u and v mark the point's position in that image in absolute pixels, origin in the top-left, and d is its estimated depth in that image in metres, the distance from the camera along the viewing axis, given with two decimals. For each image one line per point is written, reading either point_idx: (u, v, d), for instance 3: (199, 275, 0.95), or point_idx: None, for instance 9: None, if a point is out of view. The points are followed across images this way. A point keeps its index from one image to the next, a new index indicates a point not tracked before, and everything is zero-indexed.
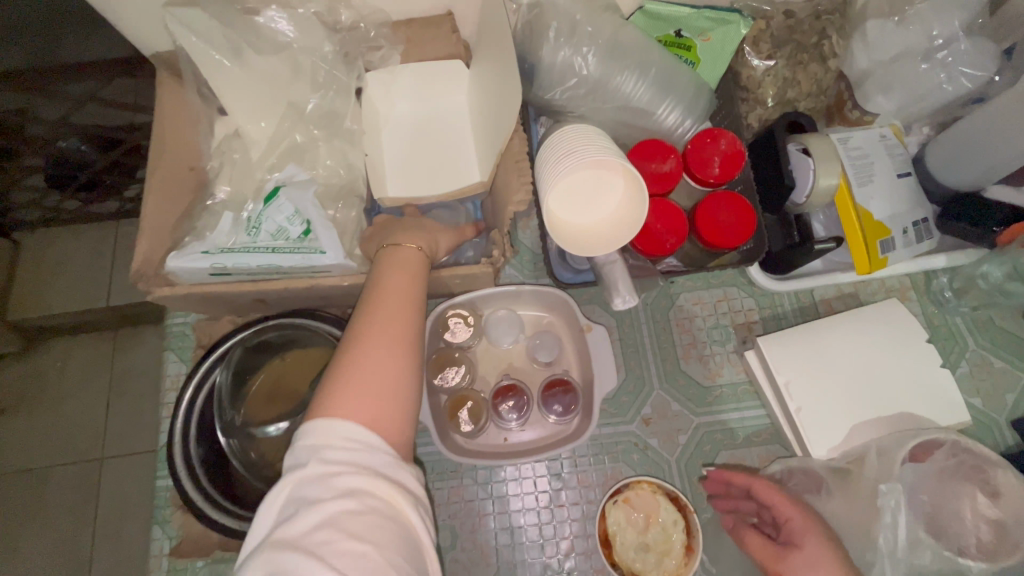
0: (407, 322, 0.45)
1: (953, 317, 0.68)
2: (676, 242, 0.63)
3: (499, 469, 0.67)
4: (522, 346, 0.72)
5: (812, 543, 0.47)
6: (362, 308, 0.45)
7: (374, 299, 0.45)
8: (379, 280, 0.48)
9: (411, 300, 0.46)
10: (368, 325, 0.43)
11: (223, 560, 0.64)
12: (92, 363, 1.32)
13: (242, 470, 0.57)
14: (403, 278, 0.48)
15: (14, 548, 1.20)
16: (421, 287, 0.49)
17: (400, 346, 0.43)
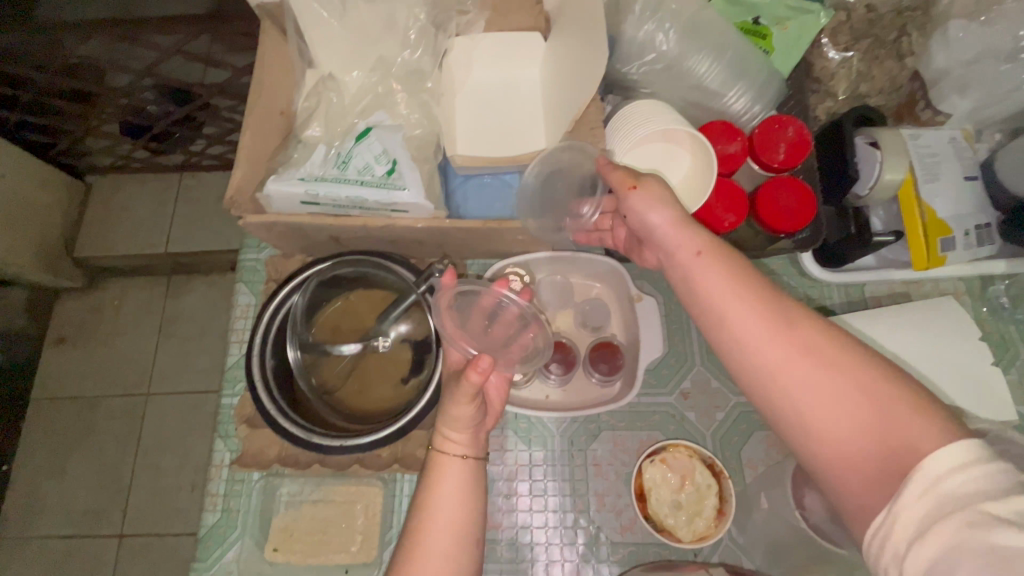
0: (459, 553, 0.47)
1: (1007, 325, 0.69)
2: (734, 221, 0.65)
3: (539, 422, 0.71)
4: (571, 314, 0.75)
5: (751, 325, 0.43)
6: (422, 507, 0.49)
7: (435, 508, 0.49)
8: (436, 482, 0.50)
9: (463, 528, 0.48)
10: (423, 533, 0.47)
11: (278, 475, 0.69)
12: (149, 302, 1.40)
13: (309, 391, 0.63)
14: (452, 489, 0.50)
15: (64, 466, 1.29)
16: (470, 492, 0.50)
17: (448, 549, 0.47)
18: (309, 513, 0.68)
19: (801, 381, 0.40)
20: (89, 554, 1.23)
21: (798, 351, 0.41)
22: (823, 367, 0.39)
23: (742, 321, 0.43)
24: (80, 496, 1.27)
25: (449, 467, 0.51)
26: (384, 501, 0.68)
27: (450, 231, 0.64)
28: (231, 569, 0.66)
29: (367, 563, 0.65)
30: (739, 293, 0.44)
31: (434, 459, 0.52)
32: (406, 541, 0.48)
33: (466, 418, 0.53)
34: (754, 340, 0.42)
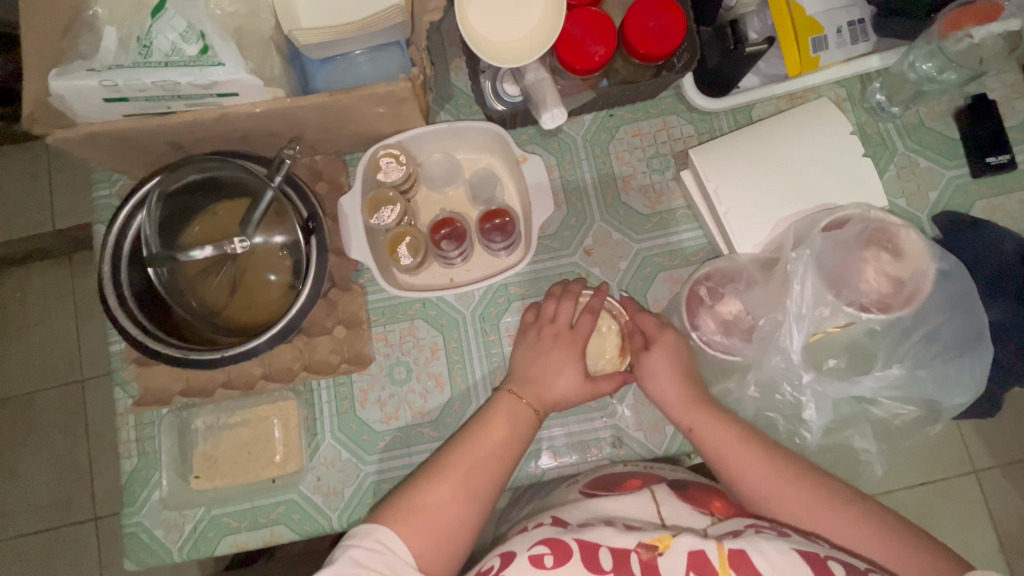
0: (486, 478, 0.50)
1: (885, 123, 0.69)
2: (604, 54, 0.61)
3: (447, 305, 0.70)
4: (463, 190, 0.71)
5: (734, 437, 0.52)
6: (463, 437, 0.53)
7: (480, 437, 0.53)
8: (493, 413, 0.55)
9: (506, 461, 0.53)
10: (483, 455, 0.51)
11: (187, 409, 0.66)
12: (55, 287, 1.25)
13: (186, 315, 0.59)
14: (502, 424, 0.54)
15: (14, 468, 1.20)
16: (518, 434, 0.54)
17: (482, 468, 0.51)
18: (230, 438, 0.66)
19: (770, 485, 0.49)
20: (66, 541, 1.18)
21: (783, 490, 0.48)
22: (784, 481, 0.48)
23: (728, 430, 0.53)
24: (39, 491, 1.20)
25: (514, 406, 0.56)
26: (303, 411, 0.67)
27: (298, 113, 0.58)
28: (161, 506, 0.65)
29: (296, 472, 0.65)
30: (706, 417, 0.54)
31: (495, 399, 0.57)
32: (456, 450, 0.52)
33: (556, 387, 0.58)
34: (712, 435, 0.53)
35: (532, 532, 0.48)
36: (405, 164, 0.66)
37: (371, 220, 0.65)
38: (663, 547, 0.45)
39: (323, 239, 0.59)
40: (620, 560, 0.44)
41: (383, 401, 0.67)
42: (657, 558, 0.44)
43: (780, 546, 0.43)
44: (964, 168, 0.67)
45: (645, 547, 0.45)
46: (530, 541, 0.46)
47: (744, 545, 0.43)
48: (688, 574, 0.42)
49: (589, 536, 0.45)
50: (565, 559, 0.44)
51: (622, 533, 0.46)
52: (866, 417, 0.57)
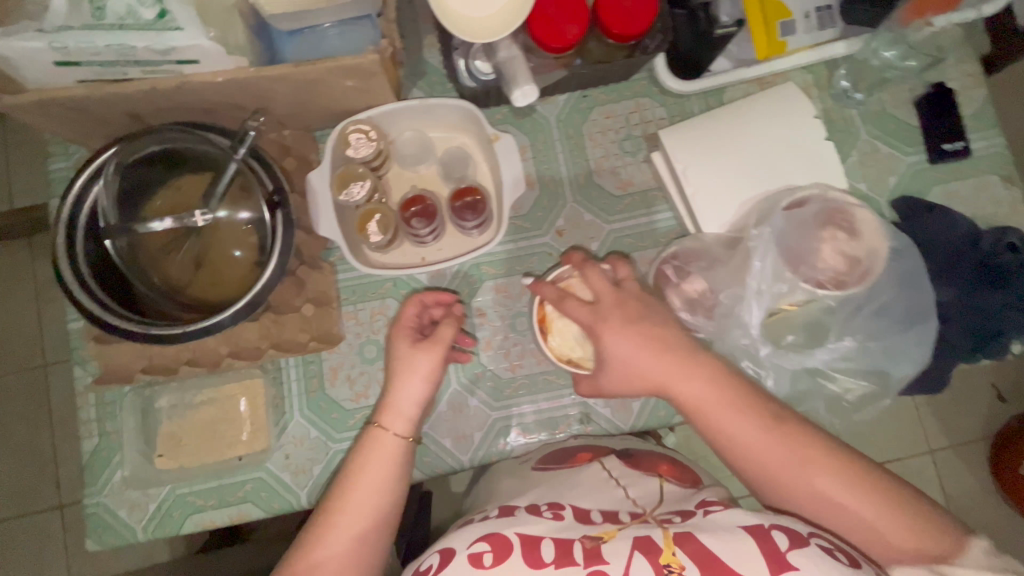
0: (371, 529, 0.51)
1: (850, 109, 0.71)
2: (577, 32, 0.61)
3: (418, 284, 0.70)
4: (435, 169, 0.70)
5: (701, 393, 0.51)
6: (343, 489, 0.53)
7: (363, 485, 0.52)
8: (367, 457, 0.54)
9: (384, 490, 0.53)
10: (352, 503, 0.51)
11: (150, 388, 0.65)
12: (12, 269, 1.20)
13: (148, 291, 0.58)
14: (381, 469, 0.53)
15: None
16: (400, 470, 0.54)
17: (364, 520, 0.51)
18: (195, 418, 0.65)
19: (773, 456, 0.49)
20: (28, 531, 1.15)
21: (789, 465, 0.48)
22: (796, 455, 0.48)
23: (729, 418, 0.50)
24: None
25: (387, 444, 0.55)
26: (270, 390, 0.66)
27: (264, 83, 0.56)
28: (123, 486, 0.64)
29: (264, 450, 0.64)
30: (689, 384, 0.51)
31: (370, 439, 0.55)
32: (333, 499, 0.52)
33: (409, 400, 0.57)
34: (724, 417, 0.50)
35: (474, 526, 0.49)
36: (374, 139, 0.65)
37: (340, 197, 0.64)
38: (608, 537, 0.46)
39: (290, 215, 0.56)
40: (562, 549, 0.44)
41: (353, 379, 0.67)
42: (600, 545, 0.45)
43: (725, 526, 0.44)
44: (922, 154, 0.69)
45: (589, 538, 0.46)
46: (471, 537, 0.47)
47: (690, 530, 0.45)
48: (633, 551, 0.43)
49: (532, 532, 0.46)
50: (506, 554, 0.44)
51: (567, 526, 0.47)
52: (823, 393, 0.59)
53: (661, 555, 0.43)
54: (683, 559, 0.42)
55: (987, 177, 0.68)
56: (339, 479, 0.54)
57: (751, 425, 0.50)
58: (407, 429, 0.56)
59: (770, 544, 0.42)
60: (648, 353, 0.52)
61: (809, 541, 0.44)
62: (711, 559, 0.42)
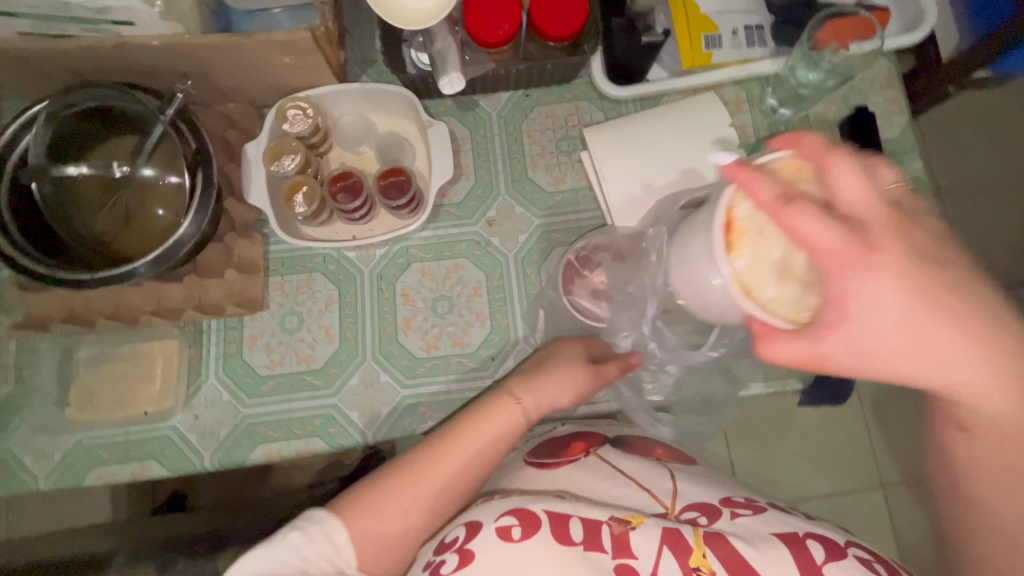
0: (444, 505, 0.49)
1: (778, 126, 0.73)
2: (509, 28, 0.64)
3: (346, 260, 0.72)
4: (373, 152, 0.73)
5: (890, 302, 0.35)
6: (435, 448, 0.50)
7: (465, 445, 0.50)
8: (487, 420, 0.52)
9: (487, 459, 0.51)
10: (439, 473, 0.49)
11: (71, 340, 0.66)
12: None
13: (70, 240, 0.59)
14: (491, 439, 0.51)
15: None
16: (500, 446, 0.52)
17: (450, 491, 0.49)
18: (111, 372, 0.66)
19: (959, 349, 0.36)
20: None
21: (954, 343, 0.35)
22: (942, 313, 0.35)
23: (873, 282, 0.35)
24: None
25: (505, 416, 0.53)
26: (188, 350, 0.67)
27: (203, 52, 0.59)
28: (31, 433, 0.64)
29: (174, 408, 0.65)
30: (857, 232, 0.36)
31: (498, 405, 0.54)
32: (415, 453, 0.50)
33: (548, 401, 0.56)
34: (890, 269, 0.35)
35: (497, 503, 0.49)
36: (311, 116, 0.67)
37: (271, 167, 0.66)
38: (636, 522, 0.47)
39: (210, 175, 0.58)
40: (590, 532, 0.46)
41: (271, 347, 0.68)
42: (629, 532, 0.46)
43: (759, 531, 0.46)
44: None
45: (617, 523, 0.47)
46: (498, 511, 0.48)
47: (720, 532, 0.46)
48: (661, 546, 0.45)
49: (561, 509, 0.47)
50: (533, 531, 0.45)
51: (592, 508, 0.48)
52: None
53: (691, 556, 0.44)
54: (713, 562, 0.43)
55: None
56: (437, 436, 0.51)
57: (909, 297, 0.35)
58: (528, 403, 0.54)
59: (807, 559, 0.44)
60: (852, 250, 0.36)
61: (846, 554, 0.45)
62: (738, 562, 0.43)
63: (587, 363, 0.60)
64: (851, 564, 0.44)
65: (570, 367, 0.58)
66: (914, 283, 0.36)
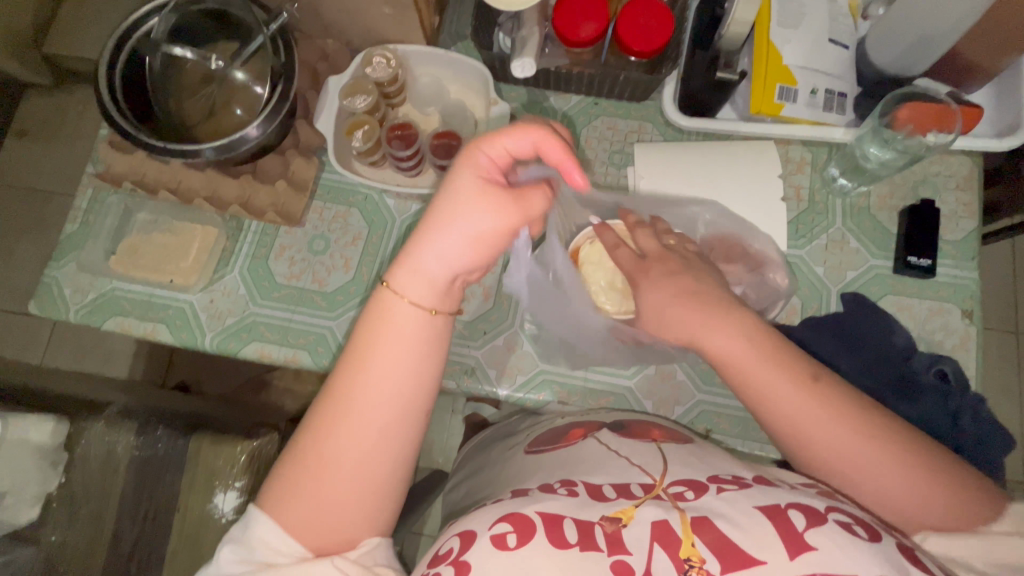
0: (370, 438, 0.45)
1: (835, 197, 0.71)
2: (592, 32, 0.66)
3: (383, 204, 0.76)
4: (438, 116, 0.78)
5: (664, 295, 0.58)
6: (343, 379, 0.46)
7: (372, 363, 0.46)
8: (383, 328, 0.46)
9: (409, 371, 0.46)
10: (344, 406, 0.45)
11: (136, 203, 0.75)
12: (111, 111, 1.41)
13: (159, 113, 0.67)
14: (399, 343, 0.46)
15: (11, 249, 1.37)
16: (420, 350, 0.47)
17: (374, 418, 0.45)
18: (157, 240, 0.74)
19: (800, 406, 0.50)
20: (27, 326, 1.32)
21: (790, 394, 0.51)
22: (772, 364, 0.52)
23: (761, 373, 0.52)
24: (27, 274, 1.36)
25: (398, 313, 0.47)
26: (225, 241, 0.74)
27: None
28: (76, 270, 0.72)
29: (197, 285, 0.72)
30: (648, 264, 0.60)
31: (385, 306, 0.47)
32: (336, 377, 0.46)
33: (442, 259, 0.46)
34: (707, 314, 0.55)
35: (492, 512, 0.49)
36: (393, 66, 0.72)
37: (344, 101, 0.71)
38: (627, 520, 0.47)
39: (287, 92, 0.66)
40: (583, 534, 0.46)
41: (294, 261, 0.74)
42: (621, 530, 0.47)
43: (745, 509, 0.46)
44: (889, 261, 0.69)
45: (609, 521, 0.47)
46: (490, 520, 0.47)
47: (706, 515, 0.46)
48: (652, 543, 0.45)
49: (552, 512, 0.47)
50: (528, 536, 0.45)
51: (584, 507, 0.49)
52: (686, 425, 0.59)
53: (680, 547, 0.44)
54: (700, 550, 0.44)
55: (946, 305, 0.67)
56: (340, 366, 0.47)
57: (734, 340, 0.54)
58: (432, 299, 0.47)
59: (789, 529, 0.44)
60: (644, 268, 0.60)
61: (826, 519, 0.45)
62: (726, 549, 0.43)
63: (498, 183, 0.47)
64: (829, 529, 0.44)
65: (478, 185, 0.46)
66: (751, 338, 0.54)
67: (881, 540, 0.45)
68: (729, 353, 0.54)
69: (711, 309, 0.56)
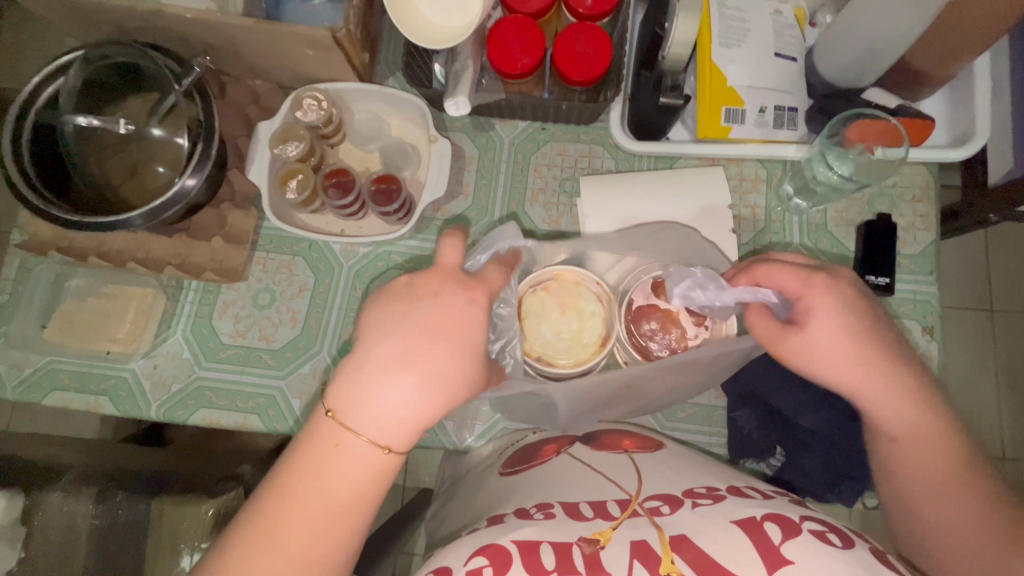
0: (286, 564, 0.42)
1: (791, 215, 0.69)
2: (528, 63, 0.63)
3: (329, 252, 0.73)
4: (379, 154, 0.74)
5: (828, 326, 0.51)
6: (269, 497, 0.44)
7: (297, 487, 0.43)
8: (313, 451, 0.44)
9: (336, 497, 0.44)
10: (263, 527, 0.43)
11: (68, 268, 0.71)
12: None
13: (77, 179, 0.63)
14: (331, 468, 0.43)
15: None
16: (347, 480, 0.44)
17: (290, 543, 0.42)
18: (93, 305, 0.71)
19: (925, 442, 0.51)
20: None
21: (906, 410, 0.51)
22: (912, 405, 0.51)
23: (851, 373, 0.51)
24: None
25: (332, 438, 0.43)
26: (164, 302, 0.71)
27: (236, 32, 0.63)
28: (8, 345, 0.69)
29: (136, 351, 0.69)
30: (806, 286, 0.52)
31: (318, 427, 0.44)
32: (263, 494, 0.44)
33: (383, 391, 0.43)
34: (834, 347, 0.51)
35: (467, 545, 0.45)
36: (325, 108, 0.68)
37: (275, 149, 0.68)
38: (605, 541, 0.44)
39: (211, 150, 0.62)
40: (561, 556, 0.42)
41: (239, 318, 0.71)
42: (600, 551, 0.43)
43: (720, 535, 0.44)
44: (848, 280, 0.67)
45: (587, 542, 0.44)
46: (466, 554, 0.43)
47: (685, 531, 0.44)
48: (633, 560, 0.41)
49: (529, 539, 0.44)
50: (505, 569, 0.41)
51: (563, 529, 0.45)
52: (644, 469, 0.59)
53: (661, 563, 0.41)
54: (682, 567, 0.40)
55: (907, 322, 0.65)
56: (269, 480, 0.45)
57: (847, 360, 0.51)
58: (370, 427, 0.43)
59: (764, 541, 0.42)
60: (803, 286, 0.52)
61: (800, 531, 0.43)
62: (707, 563, 0.40)
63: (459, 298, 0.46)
64: (806, 540, 0.42)
65: (442, 307, 0.45)
66: (851, 326, 0.51)
67: (856, 548, 0.42)
68: (806, 351, 0.51)
69: (862, 351, 0.51)
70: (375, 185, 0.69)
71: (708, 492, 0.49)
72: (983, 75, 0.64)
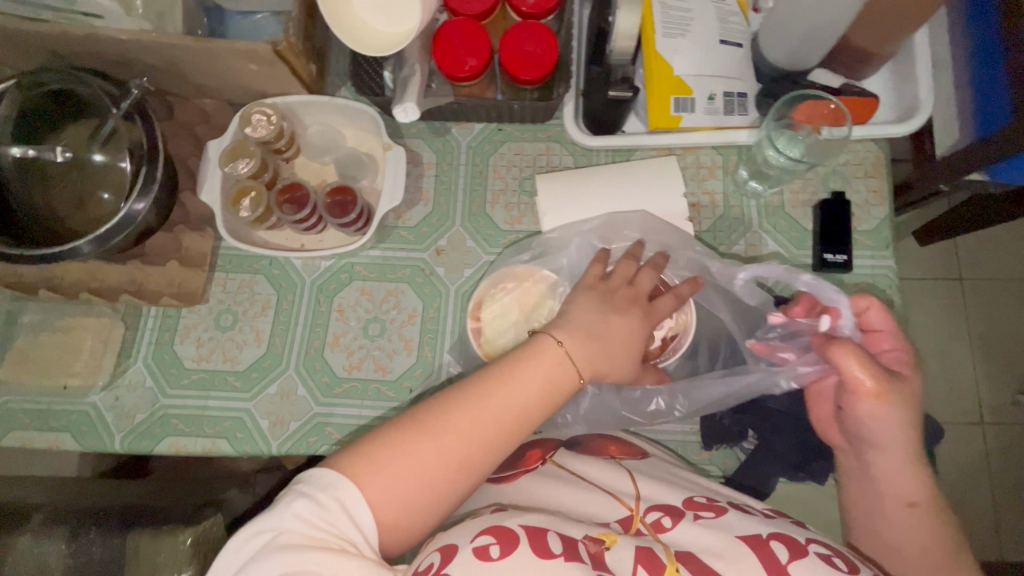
0: (474, 452, 0.49)
1: (748, 200, 0.70)
2: (475, 65, 0.63)
3: (291, 268, 0.72)
4: (334, 166, 0.73)
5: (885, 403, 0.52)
6: (464, 398, 0.51)
7: (491, 400, 0.51)
8: (515, 370, 0.52)
9: (519, 417, 0.51)
10: (470, 417, 0.50)
11: (18, 303, 0.69)
12: None
13: (17, 212, 0.61)
14: (525, 392, 0.52)
15: None
16: (536, 404, 0.52)
17: (476, 442, 0.49)
18: (47, 340, 0.69)
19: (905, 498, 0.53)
20: None
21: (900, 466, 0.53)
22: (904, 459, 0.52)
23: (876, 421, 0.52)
24: None
25: (540, 363, 0.53)
26: (122, 331, 0.69)
27: (175, 51, 0.62)
28: None
29: (96, 384, 0.67)
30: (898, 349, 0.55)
31: (541, 349, 0.54)
32: (465, 388, 0.52)
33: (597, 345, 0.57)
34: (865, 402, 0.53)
35: (473, 523, 0.47)
36: (275, 122, 0.67)
37: (226, 168, 0.66)
38: (610, 542, 0.47)
39: (156, 172, 0.60)
40: (567, 546, 0.45)
41: (201, 341, 0.69)
42: (604, 552, 0.46)
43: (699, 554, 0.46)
44: (808, 260, 0.68)
45: (593, 541, 0.47)
46: (472, 532, 0.45)
47: (691, 549, 0.47)
48: (637, 567, 0.45)
49: (535, 524, 0.46)
50: (511, 547, 0.44)
51: (569, 525, 0.48)
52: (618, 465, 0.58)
53: (664, 571, 0.45)
54: None
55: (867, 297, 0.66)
56: (471, 382, 0.52)
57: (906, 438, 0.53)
58: (578, 365, 0.54)
59: (771, 561, 0.45)
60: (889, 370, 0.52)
61: (806, 554, 0.46)
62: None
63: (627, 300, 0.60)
64: (812, 563, 0.45)
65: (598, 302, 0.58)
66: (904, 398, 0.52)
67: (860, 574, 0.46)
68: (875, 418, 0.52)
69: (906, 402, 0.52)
70: (331, 199, 0.69)
71: (709, 506, 0.51)
72: (924, 50, 0.66)
